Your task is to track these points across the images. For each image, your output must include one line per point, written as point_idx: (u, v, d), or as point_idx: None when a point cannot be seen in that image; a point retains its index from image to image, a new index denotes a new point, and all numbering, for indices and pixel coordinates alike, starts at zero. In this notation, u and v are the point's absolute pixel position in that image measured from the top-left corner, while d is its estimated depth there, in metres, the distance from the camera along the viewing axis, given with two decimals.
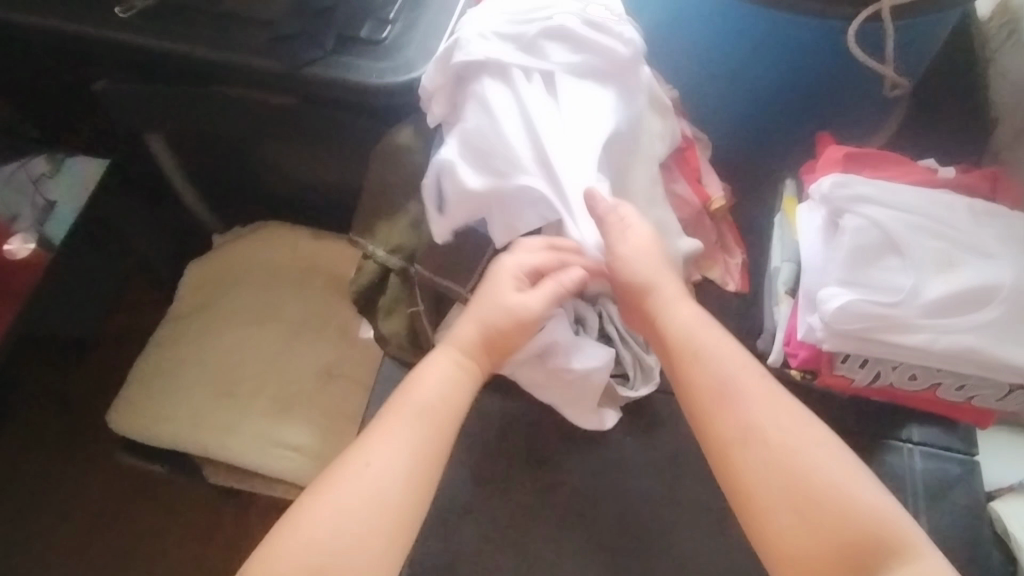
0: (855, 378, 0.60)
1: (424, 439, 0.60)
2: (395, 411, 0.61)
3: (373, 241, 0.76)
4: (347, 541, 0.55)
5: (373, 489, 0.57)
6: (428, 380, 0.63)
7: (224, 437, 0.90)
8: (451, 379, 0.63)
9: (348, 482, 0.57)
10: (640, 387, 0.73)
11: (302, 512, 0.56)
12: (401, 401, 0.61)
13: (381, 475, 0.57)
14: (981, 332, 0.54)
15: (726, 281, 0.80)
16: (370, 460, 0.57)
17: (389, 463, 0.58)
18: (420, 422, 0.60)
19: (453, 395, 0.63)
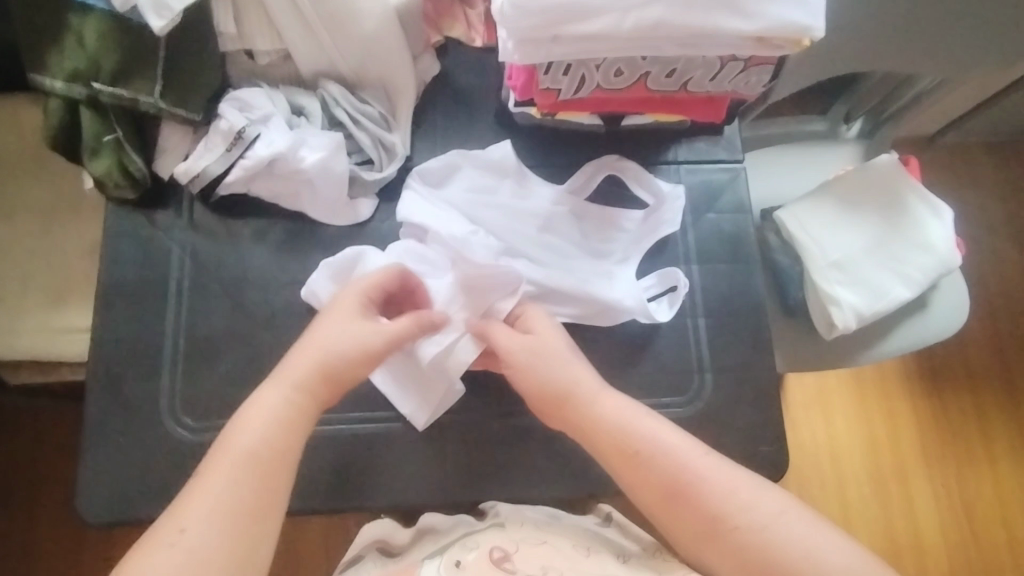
0: (562, 88, 0.57)
1: (252, 500, 0.48)
2: (218, 460, 0.49)
3: (49, 74, 0.62)
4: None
5: (201, 568, 0.45)
6: (249, 423, 0.51)
7: (1, 338, 0.78)
8: (278, 417, 0.51)
9: (167, 559, 0.44)
10: (387, 167, 0.67)
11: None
12: (224, 455, 0.49)
13: (201, 545, 0.45)
14: (669, 3, 0.50)
15: (472, 37, 0.72)
16: (178, 543, 0.45)
17: (214, 545, 0.46)
18: (255, 470, 0.49)
19: (282, 439, 0.51)
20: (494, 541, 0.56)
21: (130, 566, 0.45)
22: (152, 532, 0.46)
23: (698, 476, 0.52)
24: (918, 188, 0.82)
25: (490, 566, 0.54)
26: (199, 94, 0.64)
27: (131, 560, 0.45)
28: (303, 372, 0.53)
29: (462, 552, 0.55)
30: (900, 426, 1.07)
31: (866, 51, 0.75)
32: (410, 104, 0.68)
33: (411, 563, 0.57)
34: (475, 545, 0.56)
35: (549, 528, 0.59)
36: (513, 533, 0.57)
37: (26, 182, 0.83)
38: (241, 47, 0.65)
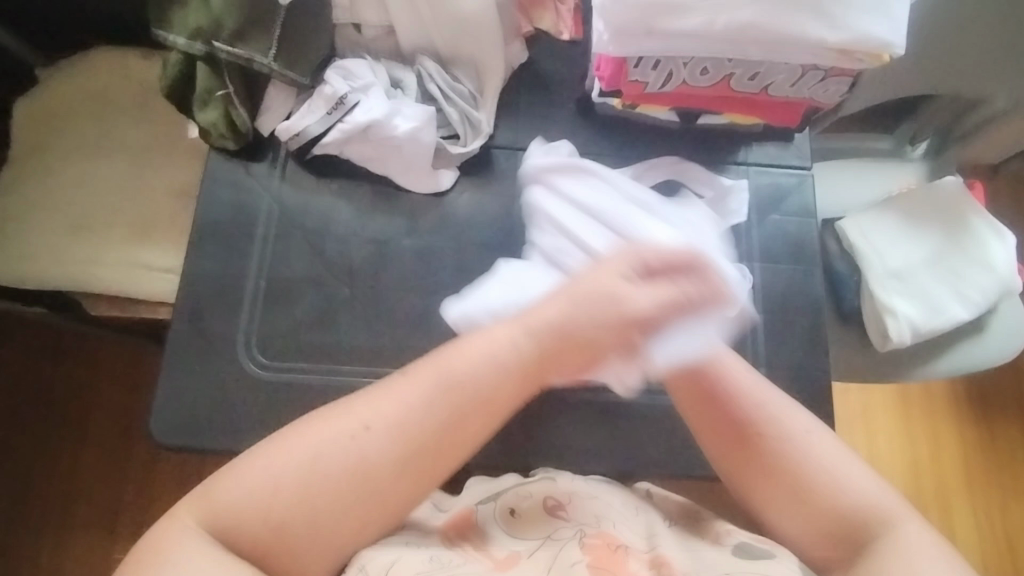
0: (649, 81, 0.60)
1: (449, 429, 0.50)
2: (420, 372, 0.51)
3: (172, 30, 0.68)
4: (318, 520, 0.47)
5: (370, 476, 0.48)
6: (474, 349, 0.52)
7: (91, 268, 0.84)
8: (482, 358, 0.52)
9: (341, 448, 0.48)
10: (471, 142, 0.72)
11: (271, 451, 0.48)
12: (421, 371, 0.51)
13: (371, 453, 0.49)
14: (761, 8, 0.53)
15: (559, 29, 0.76)
16: (358, 436, 0.49)
17: (383, 458, 0.49)
18: (444, 404, 0.51)
19: (480, 380, 0.52)
20: (546, 491, 0.60)
21: (291, 437, 0.49)
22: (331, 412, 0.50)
23: (779, 421, 0.55)
24: (984, 212, 0.84)
25: (544, 513, 0.57)
26: (308, 59, 0.69)
27: (300, 430, 0.49)
28: (538, 323, 0.53)
29: (516, 500, 0.59)
30: (938, 451, 1.08)
31: (943, 73, 0.77)
32: (498, 85, 0.72)
33: (467, 509, 0.60)
34: (529, 493, 0.60)
35: (599, 485, 0.61)
36: (564, 487, 0.61)
37: (130, 129, 0.89)
38: (351, 19, 0.71)
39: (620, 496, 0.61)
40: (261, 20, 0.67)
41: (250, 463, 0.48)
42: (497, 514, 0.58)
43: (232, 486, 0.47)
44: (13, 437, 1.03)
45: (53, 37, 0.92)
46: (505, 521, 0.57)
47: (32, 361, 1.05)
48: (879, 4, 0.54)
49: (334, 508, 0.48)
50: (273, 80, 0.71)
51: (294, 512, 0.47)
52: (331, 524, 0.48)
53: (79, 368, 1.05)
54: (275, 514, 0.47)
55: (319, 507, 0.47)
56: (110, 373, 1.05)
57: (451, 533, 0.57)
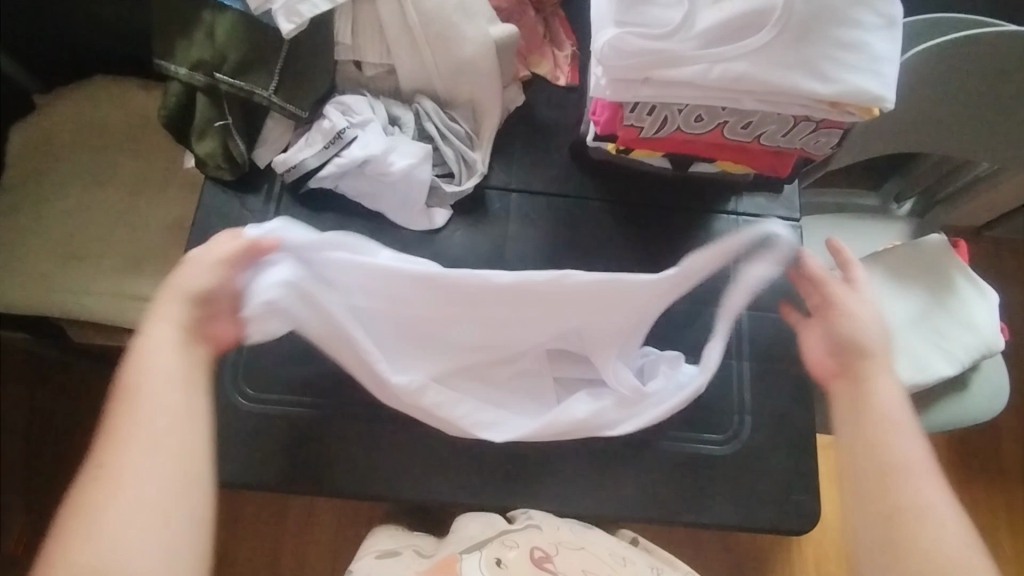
0: (645, 126, 0.61)
1: (172, 435, 0.52)
2: (130, 398, 0.53)
3: (174, 61, 0.69)
4: (144, 556, 0.48)
5: (144, 497, 0.49)
6: (140, 370, 0.54)
7: (77, 296, 0.82)
8: (173, 363, 0.54)
9: (160, 474, 0.51)
10: (466, 181, 0.72)
11: (89, 517, 0.49)
12: (129, 400, 0.53)
13: (149, 484, 0.50)
14: (756, 59, 0.54)
15: (557, 75, 0.78)
16: (138, 469, 0.50)
17: (155, 471, 0.50)
18: (166, 413, 0.53)
19: (179, 384, 0.54)
20: (533, 541, 0.62)
21: (77, 504, 0.49)
22: (129, 411, 0.52)
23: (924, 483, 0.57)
24: (967, 269, 0.85)
25: (531, 565, 0.61)
26: (308, 94, 0.70)
27: (84, 494, 0.50)
28: (179, 307, 0.56)
29: (502, 550, 0.62)
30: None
31: (926, 133, 0.79)
32: (494, 126, 0.74)
33: (451, 555, 0.62)
34: (515, 544, 0.62)
35: (584, 533, 0.65)
36: (551, 534, 0.64)
37: (125, 158, 0.89)
38: (353, 57, 0.72)
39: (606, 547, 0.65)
40: (265, 54, 0.68)
41: (64, 540, 0.48)
42: (481, 562, 0.61)
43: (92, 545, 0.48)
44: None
45: (58, 65, 0.93)
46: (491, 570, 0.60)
47: (7, 391, 1.02)
48: (870, 60, 0.55)
49: (143, 529, 0.49)
50: (272, 113, 0.71)
51: (144, 547, 0.48)
52: (184, 544, 0.50)
53: (54, 400, 1.02)
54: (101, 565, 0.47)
55: (133, 541, 0.48)
56: (85, 407, 1.02)
57: None
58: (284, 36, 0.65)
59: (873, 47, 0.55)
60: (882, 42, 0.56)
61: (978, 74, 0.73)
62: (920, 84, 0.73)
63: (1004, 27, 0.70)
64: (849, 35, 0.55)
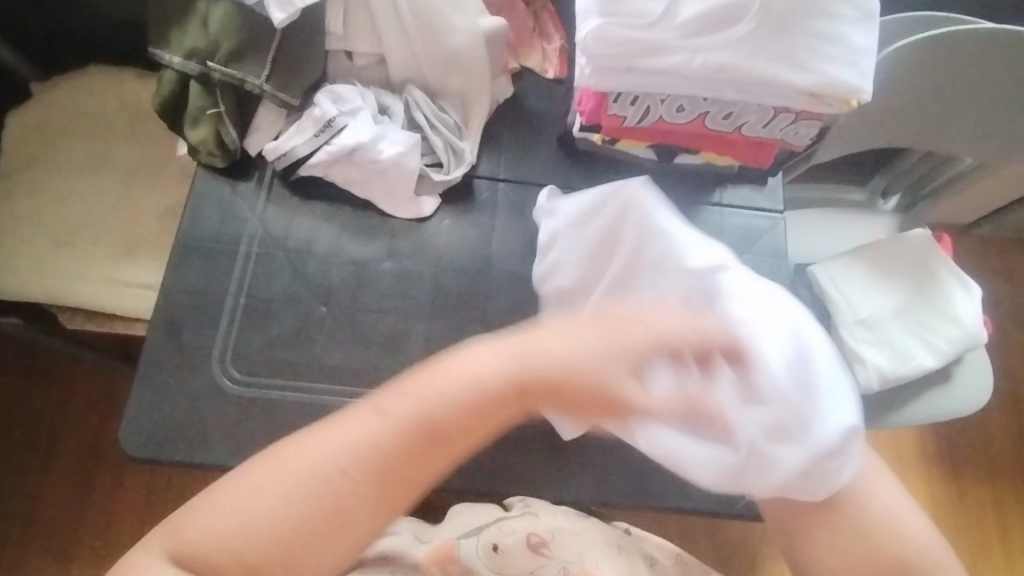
0: (628, 116, 0.62)
1: (405, 430, 0.42)
2: (415, 381, 0.43)
3: (168, 50, 0.70)
4: (247, 548, 0.40)
5: (374, 453, 0.42)
6: (456, 366, 0.44)
7: (70, 282, 0.83)
8: (479, 364, 0.43)
9: (342, 441, 0.42)
10: (454, 171, 0.73)
11: (214, 495, 0.42)
12: (416, 376, 0.44)
13: (334, 475, 0.41)
14: (734, 50, 0.56)
15: (545, 68, 0.79)
16: (313, 455, 0.42)
17: (346, 463, 0.42)
18: (438, 404, 0.43)
19: (490, 373, 0.43)
20: (529, 527, 0.65)
21: (221, 485, 0.42)
22: (348, 415, 0.43)
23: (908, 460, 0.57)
24: (950, 263, 0.86)
25: (528, 551, 0.63)
26: (299, 82, 0.71)
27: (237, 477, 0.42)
28: (538, 368, 0.43)
29: (499, 536, 0.64)
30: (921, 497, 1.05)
31: (909, 127, 0.80)
32: (483, 117, 0.75)
33: (449, 541, 0.64)
34: (512, 530, 0.65)
35: (582, 520, 0.67)
36: (547, 521, 0.66)
37: (120, 146, 0.90)
38: (343, 46, 0.73)
39: (606, 535, 0.67)
40: (257, 43, 0.69)
41: (185, 517, 0.42)
42: (480, 547, 0.63)
43: (218, 513, 0.41)
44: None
45: (55, 54, 0.94)
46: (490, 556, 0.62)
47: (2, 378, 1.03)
48: (847, 51, 0.56)
49: (276, 526, 0.41)
50: (263, 101, 0.72)
51: (261, 551, 0.40)
52: (281, 552, 0.40)
53: (48, 388, 1.03)
54: (245, 552, 0.40)
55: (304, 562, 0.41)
56: (78, 394, 1.03)
57: (434, 566, 0.62)
58: (276, 24, 0.66)
59: (850, 39, 0.57)
60: (859, 34, 0.57)
61: (960, 70, 0.74)
62: (903, 80, 0.74)
63: (985, 23, 0.72)
64: (827, 27, 0.56)
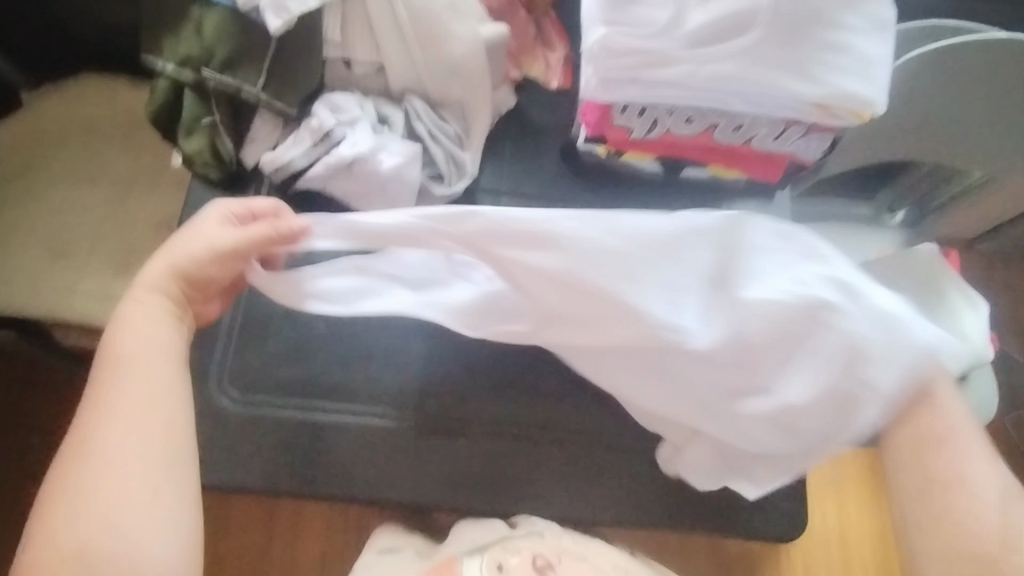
0: (635, 128, 0.61)
1: (144, 408, 0.54)
2: (109, 367, 0.55)
3: (161, 58, 0.68)
4: (127, 525, 0.50)
5: (146, 455, 0.52)
6: (122, 342, 0.56)
7: (63, 297, 0.81)
8: (152, 341, 0.56)
9: (117, 454, 0.52)
10: (456, 182, 0.71)
11: (102, 466, 0.51)
12: (113, 369, 0.55)
13: (125, 448, 0.52)
14: (744, 60, 0.54)
15: (548, 79, 0.77)
16: (102, 454, 0.52)
17: (130, 441, 0.52)
18: (136, 375, 0.55)
19: (156, 353, 0.56)
20: (535, 547, 0.63)
21: (66, 484, 0.51)
22: (103, 394, 0.54)
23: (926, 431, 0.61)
24: (958, 278, 0.85)
25: (532, 572, 0.62)
26: (296, 90, 0.69)
27: (85, 459, 0.52)
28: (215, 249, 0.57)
29: (503, 555, 0.62)
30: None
31: (919, 141, 0.79)
32: (484, 127, 0.73)
33: (451, 557, 0.63)
34: (516, 549, 0.63)
35: (589, 544, 0.65)
36: (553, 542, 0.64)
37: (112, 155, 0.88)
38: (342, 55, 0.71)
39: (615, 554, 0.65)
40: (253, 51, 0.68)
41: (67, 517, 0.50)
42: (482, 565, 0.62)
43: (109, 506, 0.50)
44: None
45: (46, 62, 0.92)
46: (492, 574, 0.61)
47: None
48: (859, 63, 0.55)
49: (78, 517, 0.50)
50: (259, 110, 0.71)
51: (107, 542, 0.49)
52: (83, 548, 0.49)
53: (38, 405, 1.00)
54: (70, 551, 0.49)
55: (107, 557, 0.49)
56: (68, 409, 1.00)
57: None
58: (272, 32, 0.64)
59: (863, 50, 0.55)
60: (870, 45, 0.55)
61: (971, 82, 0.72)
62: (906, 92, 0.74)
63: (998, 33, 0.70)
64: (838, 37, 0.55)
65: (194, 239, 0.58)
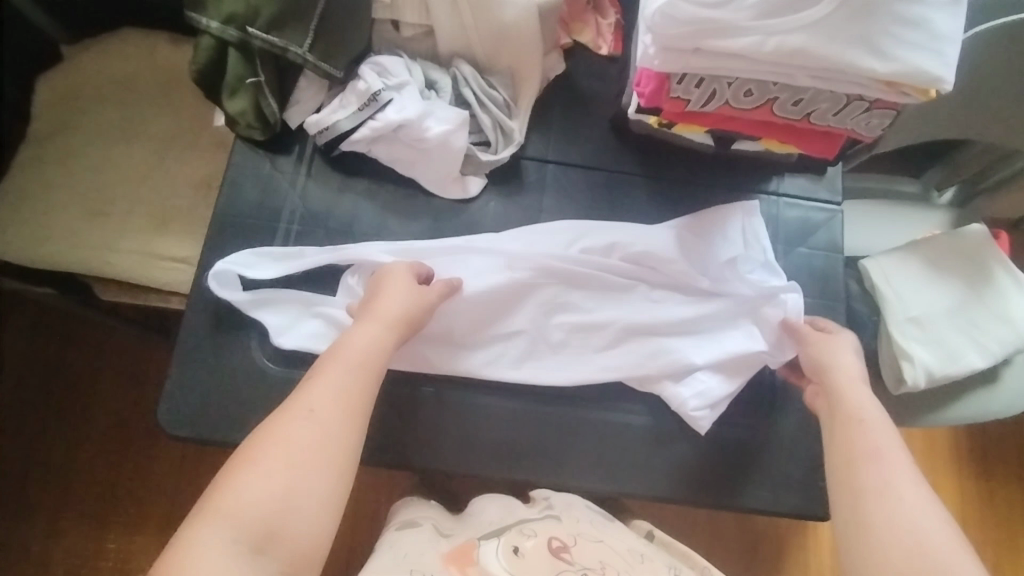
0: (692, 98, 0.60)
1: (356, 397, 0.54)
2: (333, 358, 0.56)
3: (206, 13, 0.66)
4: (313, 513, 0.48)
5: (326, 437, 0.51)
6: (353, 343, 0.57)
7: (102, 253, 0.81)
8: (373, 343, 0.57)
9: (305, 429, 0.50)
10: (502, 150, 0.70)
11: (271, 438, 0.50)
12: (326, 364, 0.55)
13: (328, 426, 0.51)
14: (813, 32, 0.52)
15: (598, 44, 0.75)
16: (304, 424, 0.51)
17: (335, 422, 0.52)
18: (356, 371, 0.55)
19: (375, 357, 0.57)
20: (551, 531, 0.62)
21: (244, 456, 0.49)
22: (328, 368, 0.55)
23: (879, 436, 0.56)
24: (1007, 261, 0.82)
25: (549, 555, 0.60)
26: (345, 53, 0.68)
27: (269, 432, 0.50)
28: (388, 313, 0.59)
29: (519, 539, 0.61)
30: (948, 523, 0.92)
31: (979, 120, 0.76)
32: (532, 95, 0.71)
33: (469, 541, 0.62)
34: (533, 532, 0.62)
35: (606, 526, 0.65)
36: (570, 526, 0.63)
37: (153, 114, 0.88)
38: (390, 16, 0.70)
39: (628, 543, 0.65)
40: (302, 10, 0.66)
41: (231, 481, 0.48)
42: (500, 550, 0.60)
43: (296, 471, 0.49)
44: (2, 423, 1.00)
45: (89, 15, 0.91)
46: (509, 559, 0.59)
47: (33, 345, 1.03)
48: (931, 38, 0.53)
49: (259, 475, 0.48)
50: (306, 71, 0.70)
51: (291, 513, 0.47)
52: (273, 503, 0.47)
53: (76, 356, 1.02)
54: (250, 513, 0.46)
55: (296, 525, 0.47)
56: (110, 364, 1.02)
57: (452, 565, 0.59)
58: None
59: (935, 25, 0.53)
60: (947, 20, 0.53)
61: None
62: (966, 70, 0.71)
63: None
64: (911, 11, 0.53)
65: (378, 288, 0.61)
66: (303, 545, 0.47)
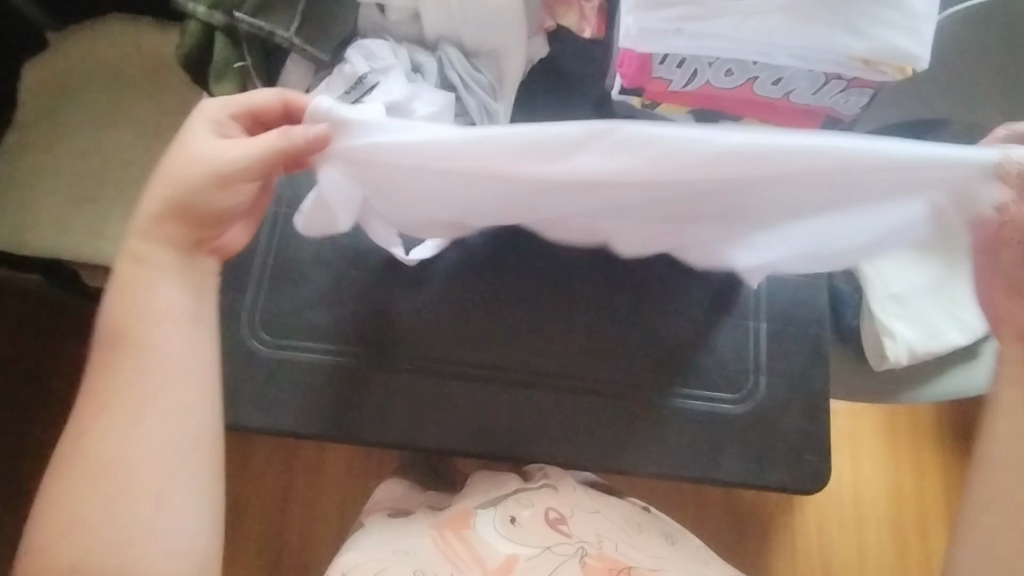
0: (674, 78, 0.61)
1: (176, 387, 0.51)
2: (115, 347, 0.51)
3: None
4: (177, 525, 0.49)
5: (159, 443, 0.50)
6: (136, 315, 0.52)
7: (91, 239, 0.82)
8: (169, 303, 0.53)
9: (116, 441, 0.49)
10: None
11: (77, 465, 0.49)
12: (118, 352, 0.51)
13: (137, 436, 0.49)
14: (789, 13, 0.53)
15: (582, 28, 0.71)
16: (96, 444, 0.49)
17: (140, 427, 0.50)
18: (165, 355, 0.52)
19: (180, 319, 0.53)
20: (548, 502, 0.65)
21: (58, 487, 0.48)
22: (118, 364, 0.51)
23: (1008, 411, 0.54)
24: None
25: (545, 525, 0.63)
26: (330, 35, 0.69)
27: (67, 462, 0.49)
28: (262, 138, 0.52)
29: (517, 509, 0.64)
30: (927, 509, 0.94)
31: None
32: (517, 77, 0.72)
33: (466, 509, 0.64)
34: (530, 503, 0.64)
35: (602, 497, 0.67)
36: (566, 497, 0.66)
37: (140, 100, 0.88)
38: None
39: (625, 513, 0.67)
40: None
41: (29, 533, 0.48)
42: (496, 518, 0.63)
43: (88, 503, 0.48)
44: None
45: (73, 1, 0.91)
46: (506, 527, 0.62)
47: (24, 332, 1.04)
48: (906, 18, 0.54)
49: (93, 503, 0.48)
50: (291, 55, 0.71)
51: (115, 539, 0.48)
52: (97, 531, 0.47)
53: (67, 343, 1.03)
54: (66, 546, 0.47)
55: (118, 556, 0.47)
56: None
57: (447, 530, 0.62)
58: None
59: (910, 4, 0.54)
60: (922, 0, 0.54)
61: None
62: None
63: None
64: None
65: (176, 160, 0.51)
66: (186, 553, 0.49)
